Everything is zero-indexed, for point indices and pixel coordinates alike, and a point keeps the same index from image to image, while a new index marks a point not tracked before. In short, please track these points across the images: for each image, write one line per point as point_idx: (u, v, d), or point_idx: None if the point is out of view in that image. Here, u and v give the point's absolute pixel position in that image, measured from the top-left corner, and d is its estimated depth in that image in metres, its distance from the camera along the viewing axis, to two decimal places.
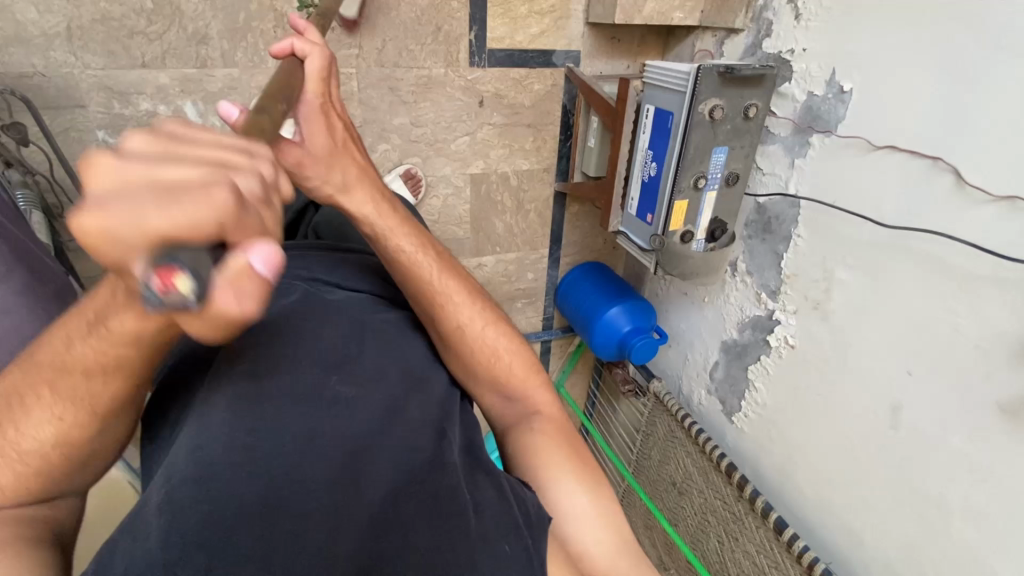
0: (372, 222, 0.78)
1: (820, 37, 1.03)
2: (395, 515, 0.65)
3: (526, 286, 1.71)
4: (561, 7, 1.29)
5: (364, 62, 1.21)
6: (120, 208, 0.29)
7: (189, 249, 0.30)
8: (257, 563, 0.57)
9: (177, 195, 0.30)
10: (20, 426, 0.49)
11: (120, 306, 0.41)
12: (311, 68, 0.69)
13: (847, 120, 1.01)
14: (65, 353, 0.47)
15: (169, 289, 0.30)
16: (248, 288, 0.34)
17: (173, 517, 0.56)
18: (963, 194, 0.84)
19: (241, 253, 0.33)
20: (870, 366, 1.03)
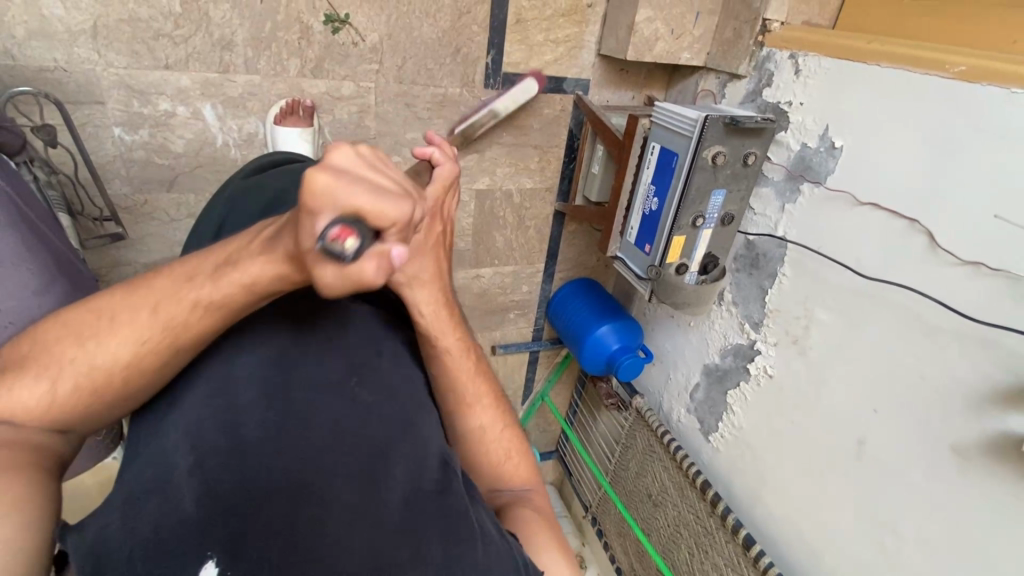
0: (426, 320, 0.81)
1: (816, 94, 1.12)
2: (410, 516, 0.60)
3: (520, 298, 1.76)
4: (576, 37, 1.35)
5: (383, 77, 1.25)
6: (348, 188, 0.46)
7: (369, 225, 0.47)
8: (283, 540, 0.53)
9: (384, 194, 0.48)
10: (99, 343, 0.57)
11: (258, 252, 0.56)
12: (442, 174, 0.81)
13: (835, 173, 1.09)
14: (182, 286, 0.58)
15: (340, 242, 0.45)
16: (382, 267, 0.49)
17: (206, 481, 0.55)
18: (934, 255, 0.93)
19: (393, 245, 0.49)
20: (842, 400, 1.12)
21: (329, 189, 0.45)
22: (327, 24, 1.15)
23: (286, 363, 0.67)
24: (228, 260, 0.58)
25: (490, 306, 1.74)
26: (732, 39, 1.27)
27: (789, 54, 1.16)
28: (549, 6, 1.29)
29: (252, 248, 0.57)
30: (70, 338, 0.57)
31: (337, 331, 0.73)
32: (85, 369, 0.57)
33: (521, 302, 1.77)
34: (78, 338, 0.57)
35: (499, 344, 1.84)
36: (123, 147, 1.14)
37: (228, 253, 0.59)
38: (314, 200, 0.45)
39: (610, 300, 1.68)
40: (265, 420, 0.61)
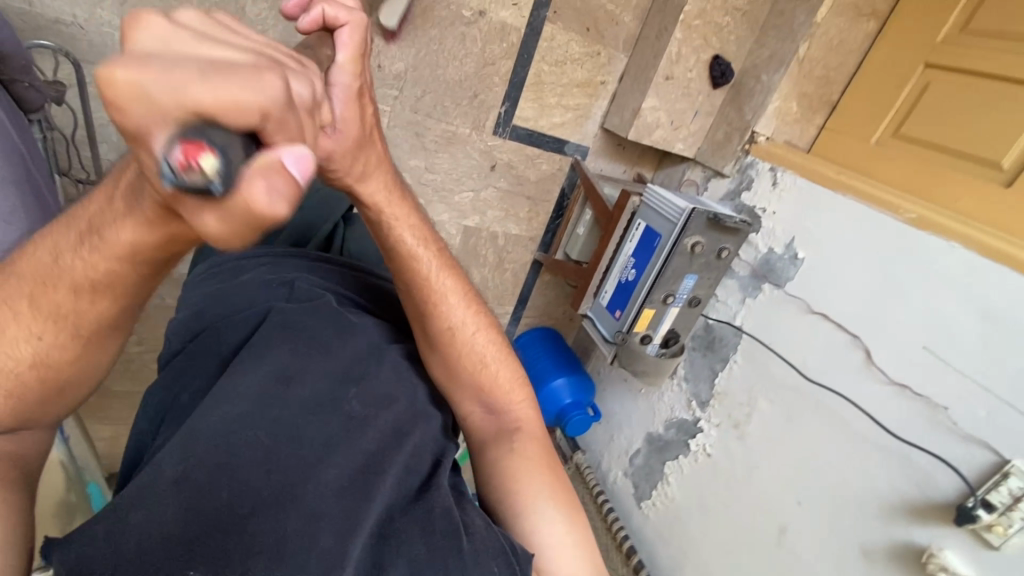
0: (378, 210, 0.66)
1: (787, 208, 1.24)
2: (400, 527, 0.58)
3: None
4: (585, 107, 1.44)
5: (399, 104, 1.29)
6: (166, 71, 0.25)
7: (224, 131, 0.26)
8: (270, 555, 0.50)
9: (236, 67, 0.27)
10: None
11: (119, 215, 0.38)
12: (347, 37, 0.53)
13: (794, 280, 1.21)
14: (50, 265, 0.42)
15: (191, 167, 0.25)
16: (280, 186, 0.28)
17: (193, 497, 0.51)
18: (869, 371, 1.04)
19: (279, 150, 0.28)
20: (770, 487, 1.20)
21: (140, 83, 0.24)
22: None
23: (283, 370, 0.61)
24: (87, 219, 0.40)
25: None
26: (723, 140, 1.39)
27: (770, 167, 1.29)
28: (566, 75, 1.38)
29: (113, 210, 0.38)
30: None
31: (332, 339, 0.66)
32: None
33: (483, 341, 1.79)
34: None
35: None
36: None
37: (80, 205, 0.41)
38: (125, 109, 0.25)
39: (566, 351, 1.72)
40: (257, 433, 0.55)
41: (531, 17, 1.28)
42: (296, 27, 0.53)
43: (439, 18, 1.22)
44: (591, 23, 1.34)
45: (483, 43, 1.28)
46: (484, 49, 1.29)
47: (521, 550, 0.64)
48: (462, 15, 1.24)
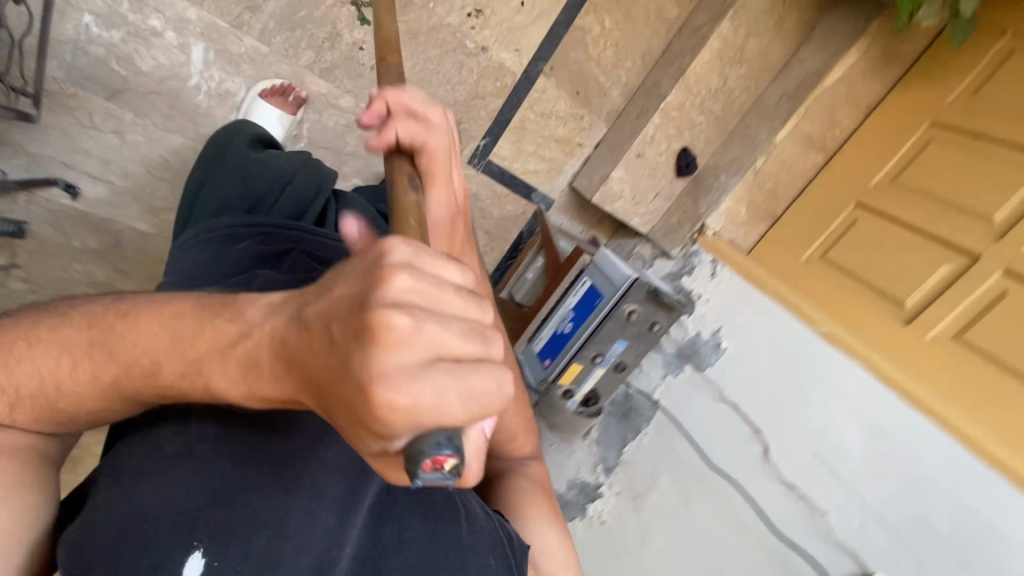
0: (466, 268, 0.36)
1: (720, 298, 1.33)
2: (399, 509, 0.56)
3: None
4: (559, 162, 1.50)
5: None
6: (423, 390, 0.28)
7: (461, 435, 0.29)
8: (273, 530, 0.47)
9: (476, 366, 0.30)
10: (66, 388, 0.44)
11: (232, 368, 0.38)
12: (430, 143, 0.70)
13: (714, 366, 1.28)
14: (144, 364, 0.42)
15: (437, 471, 0.29)
16: (483, 453, 0.32)
17: (197, 473, 0.47)
18: (764, 466, 1.10)
19: (481, 422, 0.31)
20: (655, 565, 1.21)
21: (411, 409, 0.28)
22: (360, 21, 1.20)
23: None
24: (190, 336, 0.41)
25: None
26: (675, 225, 1.48)
27: (711, 259, 1.40)
28: (547, 128, 1.44)
29: (227, 368, 0.38)
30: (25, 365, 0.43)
31: None
32: (52, 405, 0.45)
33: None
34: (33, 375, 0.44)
35: None
36: (85, 36, 1.08)
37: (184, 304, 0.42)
38: (386, 419, 0.28)
39: None
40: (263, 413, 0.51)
41: (528, 65, 1.34)
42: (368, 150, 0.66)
43: (442, 40, 1.26)
44: (581, 88, 1.40)
45: (477, 76, 1.32)
46: (477, 82, 1.33)
47: (517, 541, 0.63)
48: (465, 45, 1.29)
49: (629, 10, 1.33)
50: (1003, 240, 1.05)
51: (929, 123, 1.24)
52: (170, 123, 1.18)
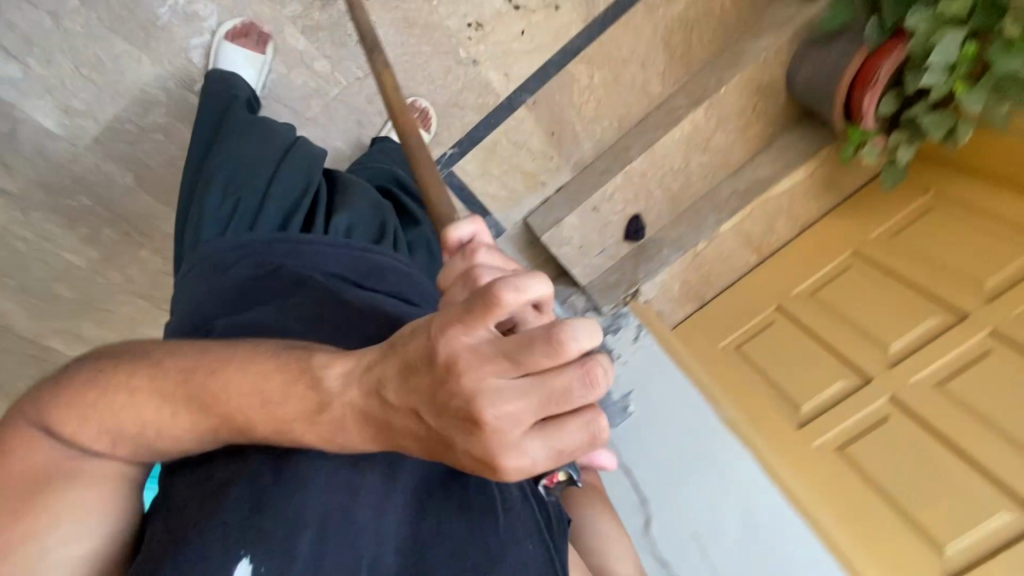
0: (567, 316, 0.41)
1: (637, 363, 1.35)
2: (436, 503, 0.61)
3: None
4: (518, 195, 1.47)
5: (358, 86, 1.24)
6: (529, 454, 0.40)
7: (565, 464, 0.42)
8: (315, 531, 0.54)
9: (567, 430, 0.40)
10: (162, 432, 0.54)
11: (313, 424, 0.48)
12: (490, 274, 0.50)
13: (617, 428, 1.26)
14: (238, 422, 0.51)
15: None
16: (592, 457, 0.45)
17: (246, 488, 0.54)
18: (645, 538, 1.10)
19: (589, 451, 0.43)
20: None
21: (522, 467, 0.41)
22: None
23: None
24: (275, 401, 0.49)
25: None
26: (612, 283, 1.49)
27: (638, 324, 1.42)
28: (516, 159, 1.42)
29: (315, 429, 0.48)
30: (130, 410, 0.54)
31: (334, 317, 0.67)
32: (140, 444, 0.55)
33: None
34: (134, 419, 0.54)
35: None
36: None
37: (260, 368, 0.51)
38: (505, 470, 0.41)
39: None
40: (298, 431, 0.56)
41: (512, 92, 1.35)
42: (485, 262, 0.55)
43: (434, 39, 1.27)
44: (557, 131, 1.42)
45: (460, 86, 1.32)
46: (458, 92, 1.32)
47: (554, 520, 0.68)
48: (457, 54, 1.29)
49: (618, 72, 1.38)
50: (894, 369, 1.14)
51: (850, 252, 1.36)
52: (116, 23, 1.13)
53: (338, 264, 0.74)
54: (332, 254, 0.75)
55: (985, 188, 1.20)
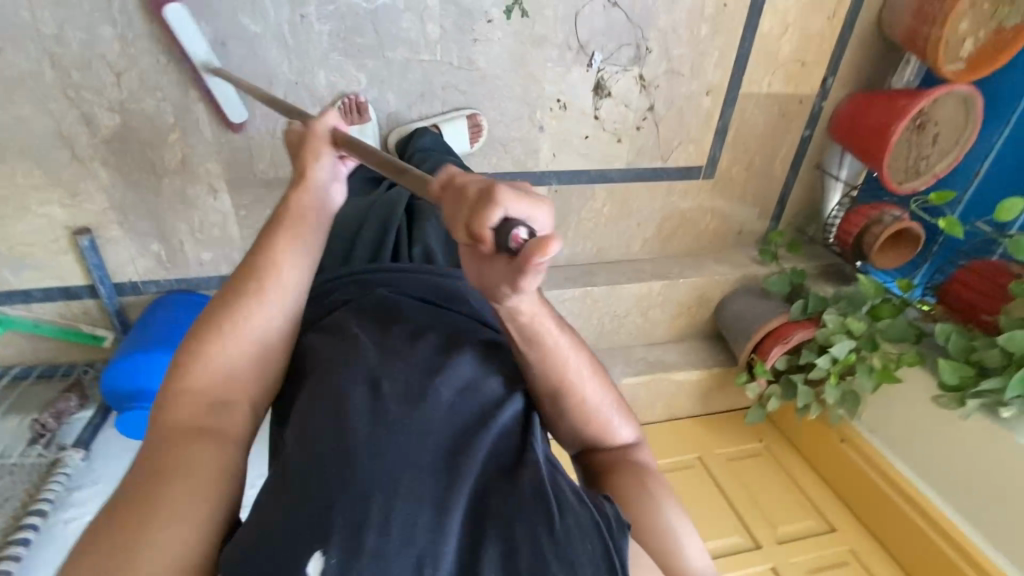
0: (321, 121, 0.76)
1: None
2: (492, 508, 0.51)
3: (168, 250, 1.29)
4: None
5: (443, 71, 1.26)
6: (316, 157, 0.75)
7: (316, 157, 0.75)
8: (373, 543, 0.46)
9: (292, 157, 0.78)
10: (223, 347, 0.61)
11: (301, 206, 0.71)
12: (463, 214, 0.49)
13: None
14: (270, 253, 0.66)
15: (326, 158, 0.75)
16: (326, 146, 0.75)
17: (300, 481, 0.49)
18: None
19: (330, 142, 0.75)
20: None
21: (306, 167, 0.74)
22: (510, 9, 1.23)
23: (370, 372, 0.56)
24: (282, 239, 0.68)
25: (143, 209, 1.24)
26: None
27: None
28: None
29: (313, 213, 0.71)
30: (203, 348, 0.60)
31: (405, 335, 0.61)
32: (220, 373, 0.60)
33: (143, 242, 1.27)
34: (202, 347, 0.60)
35: (94, 236, 1.23)
36: None
37: (258, 246, 0.68)
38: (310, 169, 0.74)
39: None
40: (346, 387, 0.55)
41: (547, 169, 1.45)
42: (484, 227, 0.48)
43: (529, 87, 1.33)
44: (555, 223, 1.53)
45: (515, 133, 1.38)
46: (513, 140, 1.39)
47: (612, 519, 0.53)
48: (534, 115, 1.37)
49: (622, 216, 1.58)
50: None
51: (695, 454, 1.58)
52: None
53: (423, 292, 0.68)
54: (409, 282, 0.69)
55: (812, 473, 1.54)
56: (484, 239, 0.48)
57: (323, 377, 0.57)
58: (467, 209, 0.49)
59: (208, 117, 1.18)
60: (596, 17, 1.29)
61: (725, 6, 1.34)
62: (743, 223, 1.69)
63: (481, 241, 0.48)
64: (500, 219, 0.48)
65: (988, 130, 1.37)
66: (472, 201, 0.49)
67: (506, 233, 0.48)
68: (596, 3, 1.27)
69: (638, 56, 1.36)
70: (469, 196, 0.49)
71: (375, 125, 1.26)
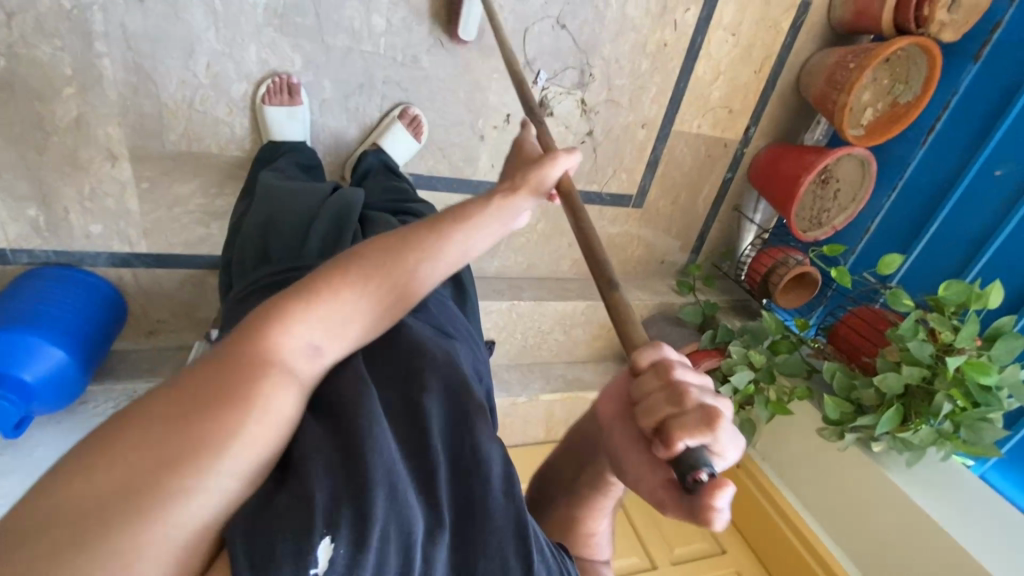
0: (569, 161, 0.68)
1: None
2: (475, 517, 0.54)
3: (46, 217, 1.14)
4: None
5: (388, 65, 1.23)
6: (537, 185, 0.67)
7: (534, 188, 0.67)
8: (378, 541, 0.45)
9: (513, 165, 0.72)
10: (343, 311, 0.55)
11: (481, 222, 0.65)
12: (668, 412, 0.42)
13: None
14: (424, 245, 0.62)
15: (539, 193, 0.68)
16: (549, 180, 0.68)
17: (293, 479, 0.46)
18: None
19: (559, 176, 0.68)
20: None
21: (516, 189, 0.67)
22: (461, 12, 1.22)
23: (359, 378, 0.56)
24: (438, 232, 0.63)
25: (21, 167, 1.09)
26: None
27: None
28: None
29: (482, 231, 0.66)
30: (326, 298, 0.55)
31: (394, 347, 0.63)
32: (322, 332, 0.54)
33: (18, 205, 1.11)
34: (325, 301, 0.54)
35: None
36: None
37: (422, 227, 0.64)
38: (518, 194, 0.67)
39: (104, 334, 1.18)
40: (362, 391, 0.54)
41: (483, 179, 1.43)
42: (673, 447, 0.41)
43: (474, 95, 1.33)
44: None
45: (456, 138, 1.37)
46: (453, 144, 1.37)
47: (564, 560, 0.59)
48: (477, 123, 1.36)
49: (555, 234, 1.61)
50: None
51: None
52: None
53: None
54: None
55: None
56: (671, 457, 0.42)
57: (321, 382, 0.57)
58: (671, 407, 0.42)
59: (114, 75, 1.07)
60: (544, 36, 1.31)
61: (665, 45, 1.41)
62: (666, 253, 1.77)
63: (665, 450, 0.42)
64: (697, 460, 0.40)
65: (878, 193, 1.53)
66: (684, 411, 0.42)
67: (691, 463, 0.40)
68: (546, 22, 1.30)
69: (581, 81, 1.40)
70: (688, 404, 0.42)
71: (307, 109, 1.19)
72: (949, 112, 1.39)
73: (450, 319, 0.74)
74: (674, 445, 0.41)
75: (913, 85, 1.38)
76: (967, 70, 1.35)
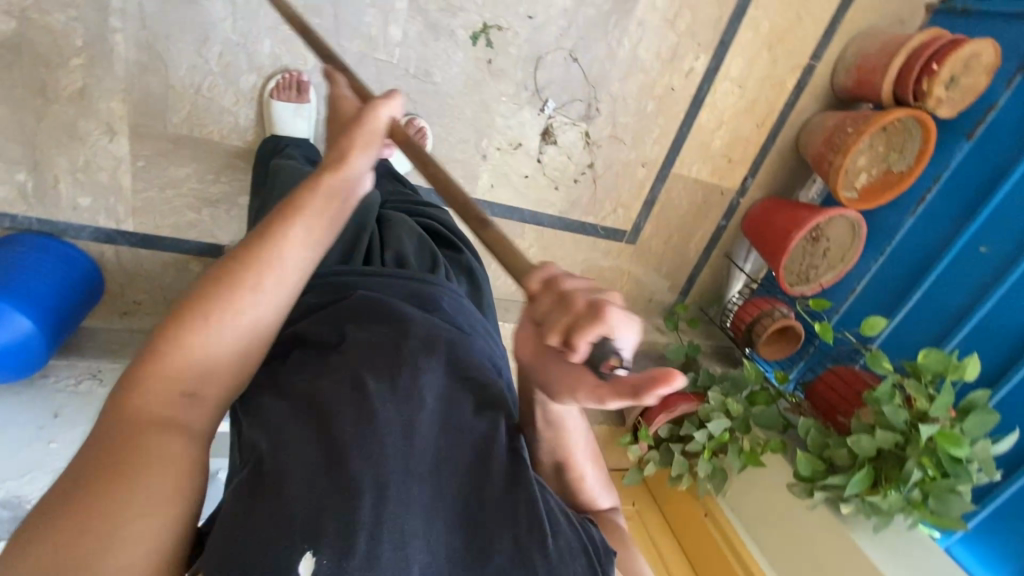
0: (378, 116, 0.55)
1: None
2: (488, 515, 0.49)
3: (33, 183, 1.12)
4: None
5: (399, 76, 1.24)
6: (362, 146, 0.55)
7: (354, 152, 0.55)
8: (369, 547, 0.41)
9: (342, 125, 0.59)
10: (192, 352, 0.48)
11: (321, 206, 0.54)
12: (561, 322, 0.41)
13: None
14: (257, 253, 0.51)
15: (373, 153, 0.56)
16: (375, 137, 0.56)
17: (274, 477, 0.43)
18: None
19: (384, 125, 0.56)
20: None
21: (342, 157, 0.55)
22: (477, 34, 1.25)
23: (354, 375, 0.50)
24: (275, 237, 0.52)
25: (18, 131, 1.07)
26: None
27: None
28: None
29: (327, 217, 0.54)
30: (171, 345, 0.47)
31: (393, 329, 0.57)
32: (184, 376, 0.47)
33: (7, 168, 1.10)
34: (168, 346, 0.47)
35: None
36: None
37: (257, 232, 0.53)
38: (346, 158, 0.55)
39: (78, 308, 1.15)
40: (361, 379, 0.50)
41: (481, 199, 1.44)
42: (578, 351, 0.40)
43: (480, 115, 1.34)
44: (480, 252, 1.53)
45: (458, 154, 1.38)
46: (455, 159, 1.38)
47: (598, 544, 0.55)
48: (480, 143, 1.38)
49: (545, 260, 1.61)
50: None
51: None
52: None
53: (393, 293, 0.64)
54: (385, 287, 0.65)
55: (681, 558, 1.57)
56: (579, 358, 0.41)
57: (317, 373, 0.52)
58: (566, 316, 0.41)
59: (126, 53, 1.07)
60: (555, 67, 1.34)
61: (672, 90, 1.45)
62: (654, 293, 1.77)
63: (571, 353, 0.41)
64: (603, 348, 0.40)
65: (867, 255, 1.56)
66: (576, 313, 0.40)
67: (601, 356, 0.40)
68: (558, 53, 1.33)
69: (587, 114, 1.42)
70: (575, 305, 0.40)
71: (313, 107, 1.19)
72: (940, 184, 1.42)
73: (466, 318, 0.66)
74: (581, 350, 0.40)
75: (907, 154, 1.41)
76: (959, 146, 1.39)
